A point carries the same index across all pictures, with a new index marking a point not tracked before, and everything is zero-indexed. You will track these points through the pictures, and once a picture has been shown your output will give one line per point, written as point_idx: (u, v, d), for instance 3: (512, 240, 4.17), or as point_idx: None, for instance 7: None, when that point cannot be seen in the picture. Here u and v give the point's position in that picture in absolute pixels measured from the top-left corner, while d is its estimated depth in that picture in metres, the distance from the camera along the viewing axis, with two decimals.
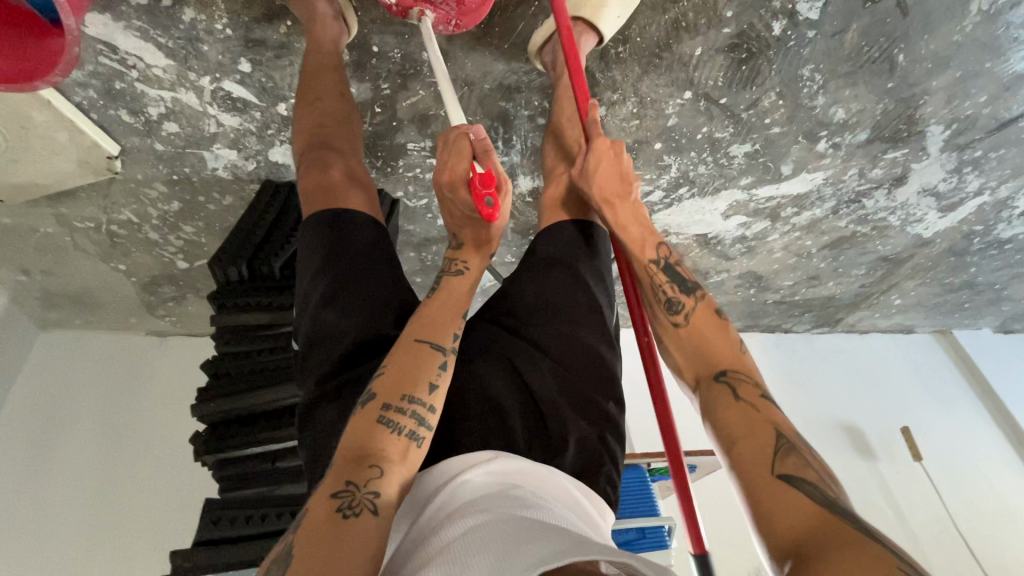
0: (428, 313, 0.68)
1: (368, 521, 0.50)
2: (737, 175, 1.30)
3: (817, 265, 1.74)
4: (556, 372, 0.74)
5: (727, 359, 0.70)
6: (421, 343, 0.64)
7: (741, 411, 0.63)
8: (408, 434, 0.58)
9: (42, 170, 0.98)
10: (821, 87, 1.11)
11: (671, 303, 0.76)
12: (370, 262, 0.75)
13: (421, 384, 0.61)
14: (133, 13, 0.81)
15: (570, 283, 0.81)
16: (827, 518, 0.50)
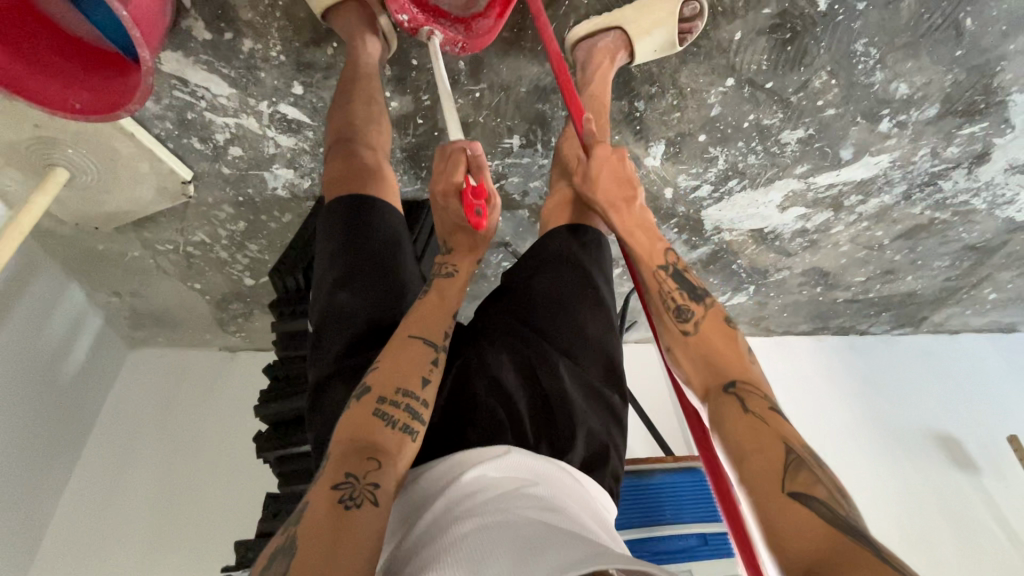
0: (421, 308, 0.68)
1: (369, 510, 0.51)
2: (792, 163, 1.24)
3: (891, 258, 1.61)
4: (570, 368, 0.73)
5: (727, 364, 0.65)
6: (412, 339, 0.65)
7: (744, 419, 0.59)
8: (401, 427, 0.59)
9: (129, 197, 1.09)
10: (878, 62, 1.04)
11: (681, 310, 0.70)
12: (388, 256, 0.77)
13: (411, 381, 0.61)
14: (201, 49, 0.90)
15: (580, 278, 0.79)
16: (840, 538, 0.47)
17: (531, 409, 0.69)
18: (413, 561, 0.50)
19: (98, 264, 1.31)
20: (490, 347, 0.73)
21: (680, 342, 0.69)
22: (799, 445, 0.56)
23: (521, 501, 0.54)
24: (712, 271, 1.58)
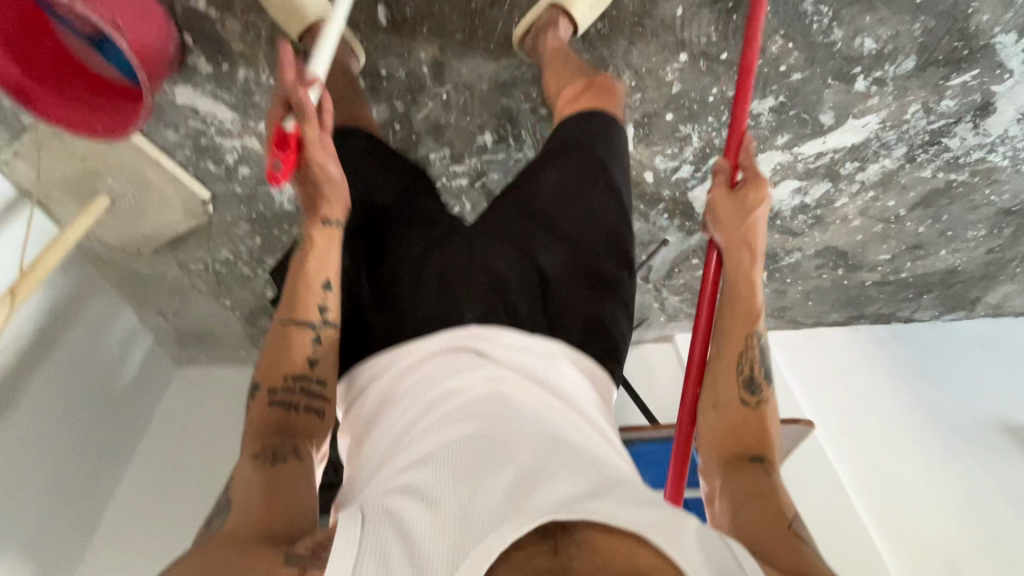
0: (294, 294, 0.79)
1: (292, 465, 0.71)
2: (771, 133, 1.23)
3: (914, 230, 1.52)
4: (561, 248, 0.88)
5: (757, 443, 0.84)
6: (288, 328, 0.78)
7: (761, 485, 0.78)
8: (298, 402, 0.75)
9: (161, 219, 1.27)
10: (833, 19, 1.05)
11: (752, 383, 0.88)
12: (381, 171, 0.94)
13: (295, 365, 0.77)
14: (205, 80, 1.06)
15: (587, 168, 0.93)
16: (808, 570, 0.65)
17: (527, 288, 0.83)
18: (420, 435, 0.64)
19: (145, 287, 1.50)
20: (493, 239, 0.86)
21: (727, 408, 0.87)
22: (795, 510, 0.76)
23: (524, 404, 0.67)
24: None
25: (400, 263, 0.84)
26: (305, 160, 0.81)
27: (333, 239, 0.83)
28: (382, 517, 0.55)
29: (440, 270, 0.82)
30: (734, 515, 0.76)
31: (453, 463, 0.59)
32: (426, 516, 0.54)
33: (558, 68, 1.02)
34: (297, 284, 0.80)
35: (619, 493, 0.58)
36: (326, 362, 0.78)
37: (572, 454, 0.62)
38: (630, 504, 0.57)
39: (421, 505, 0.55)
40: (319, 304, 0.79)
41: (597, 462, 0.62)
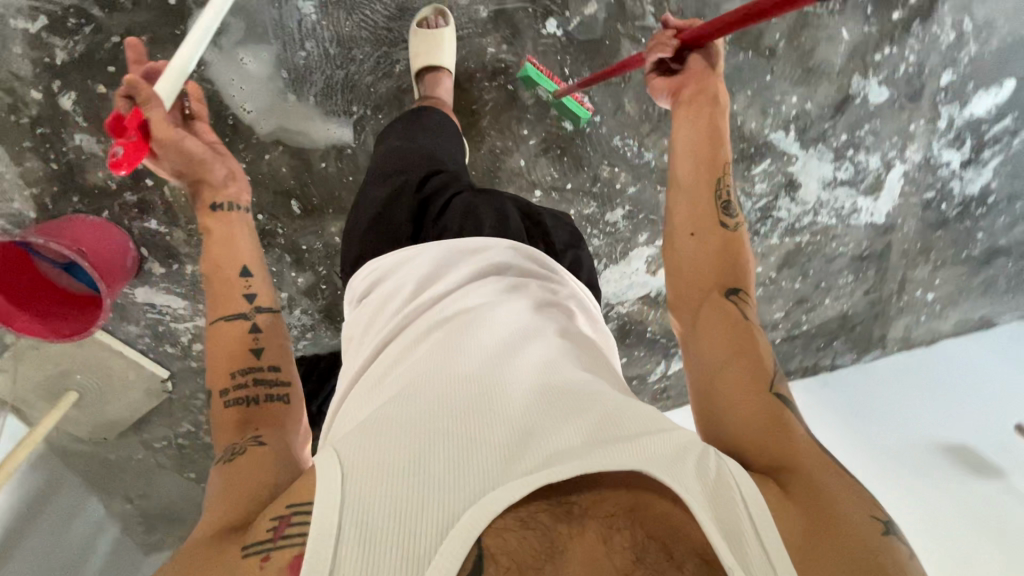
0: (221, 301, 0.86)
1: (259, 448, 0.70)
2: (632, 234, 1.50)
3: (792, 288, 1.72)
4: (555, 220, 1.01)
5: (734, 274, 0.84)
6: (224, 330, 0.83)
7: (731, 318, 0.79)
8: (254, 394, 0.78)
9: (126, 402, 1.43)
10: (640, 146, 1.38)
11: (726, 207, 0.89)
12: (429, 143, 1.06)
13: (244, 359, 0.81)
14: (160, 279, 1.31)
15: (545, 193, 1.09)
16: (813, 450, 0.67)
17: (527, 234, 0.96)
18: (414, 390, 0.65)
19: (113, 473, 1.59)
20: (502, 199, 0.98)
21: (711, 228, 0.87)
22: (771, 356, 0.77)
23: (526, 354, 0.72)
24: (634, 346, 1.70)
25: (437, 200, 0.96)
26: (154, 137, 0.87)
27: (250, 236, 0.96)
28: (379, 446, 0.57)
29: (466, 209, 0.93)
30: (718, 369, 0.75)
31: (457, 406, 0.62)
32: (427, 455, 0.56)
33: None
34: (230, 284, 0.88)
35: (632, 434, 0.61)
36: (270, 348, 0.84)
37: (582, 399, 0.65)
38: (645, 441, 0.59)
39: (421, 442, 0.57)
40: (247, 293, 0.88)
41: (609, 401, 0.66)
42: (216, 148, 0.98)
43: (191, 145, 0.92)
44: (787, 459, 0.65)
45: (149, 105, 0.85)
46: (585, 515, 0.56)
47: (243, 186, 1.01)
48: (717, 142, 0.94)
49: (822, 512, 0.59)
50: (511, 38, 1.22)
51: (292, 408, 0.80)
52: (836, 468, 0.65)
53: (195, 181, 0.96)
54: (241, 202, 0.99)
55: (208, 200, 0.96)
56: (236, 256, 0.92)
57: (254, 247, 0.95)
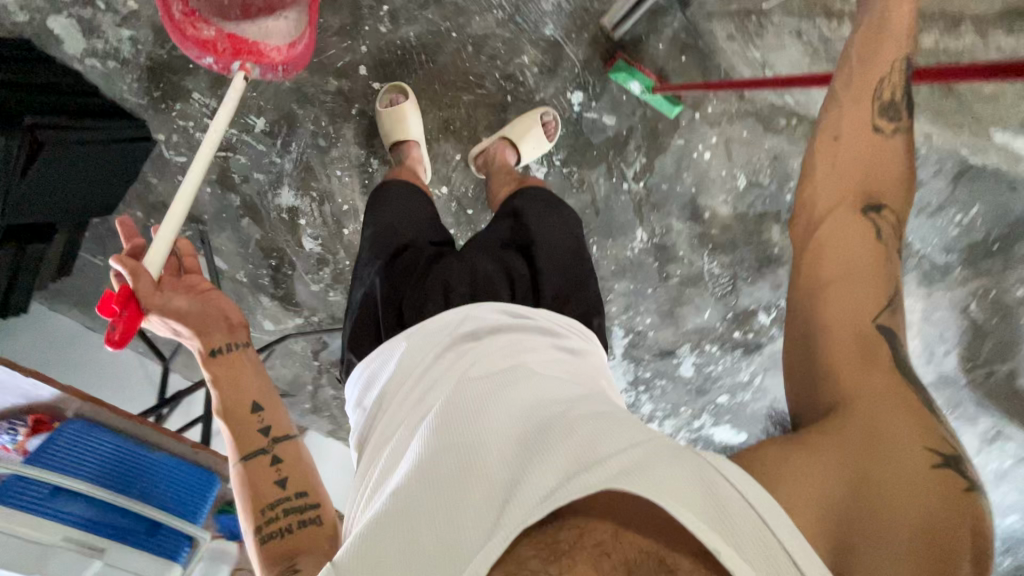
0: (234, 436, 0.88)
1: (308, 567, 0.75)
2: None
3: None
4: (543, 254, 0.93)
5: (880, 185, 0.67)
6: (250, 467, 0.86)
7: (862, 233, 0.64)
8: (292, 524, 0.82)
9: None
10: None
11: (887, 103, 0.70)
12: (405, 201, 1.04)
13: (268, 493, 0.84)
14: None
15: (544, 204, 1.01)
16: (898, 399, 0.57)
17: (511, 282, 0.89)
18: (399, 461, 0.68)
19: None
20: (486, 254, 0.91)
21: (858, 134, 0.69)
22: (891, 264, 0.64)
23: (512, 394, 0.68)
24: None
25: (404, 288, 0.90)
26: (145, 307, 0.84)
27: (263, 376, 0.94)
28: (386, 539, 0.59)
29: (443, 282, 0.87)
30: (821, 286, 0.63)
31: (447, 475, 0.62)
32: (428, 534, 0.58)
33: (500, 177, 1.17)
34: (242, 424, 0.88)
35: (608, 456, 0.57)
36: (292, 474, 0.87)
37: (558, 431, 0.62)
38: (624, 466, 0.56)
39: (409, 522, 0.60)
40: (261, 429, 0.89)
41: (597, 430, 0.61)
42: (205, 298, 0.94)
43: (181, 306, 0.89)
44: (860, 412, 0.56)
45: (137, 279, 0.83)
46: (580, 549, 0.56)
47: (244, 326, 0.97)
48: (903, 33, 0.71)
49: (869, 457, 0.54)
50: (545, 68, 1.19)
51: (325, 523, 0.84)
52: (913, 407, 0.57)
53: (191, 332, 0.91)
54: (241, 340, 0.95)
55: (205, 347, 0.91)
56: (249, 394, 0.91)
57: (262, 376, 0.94)
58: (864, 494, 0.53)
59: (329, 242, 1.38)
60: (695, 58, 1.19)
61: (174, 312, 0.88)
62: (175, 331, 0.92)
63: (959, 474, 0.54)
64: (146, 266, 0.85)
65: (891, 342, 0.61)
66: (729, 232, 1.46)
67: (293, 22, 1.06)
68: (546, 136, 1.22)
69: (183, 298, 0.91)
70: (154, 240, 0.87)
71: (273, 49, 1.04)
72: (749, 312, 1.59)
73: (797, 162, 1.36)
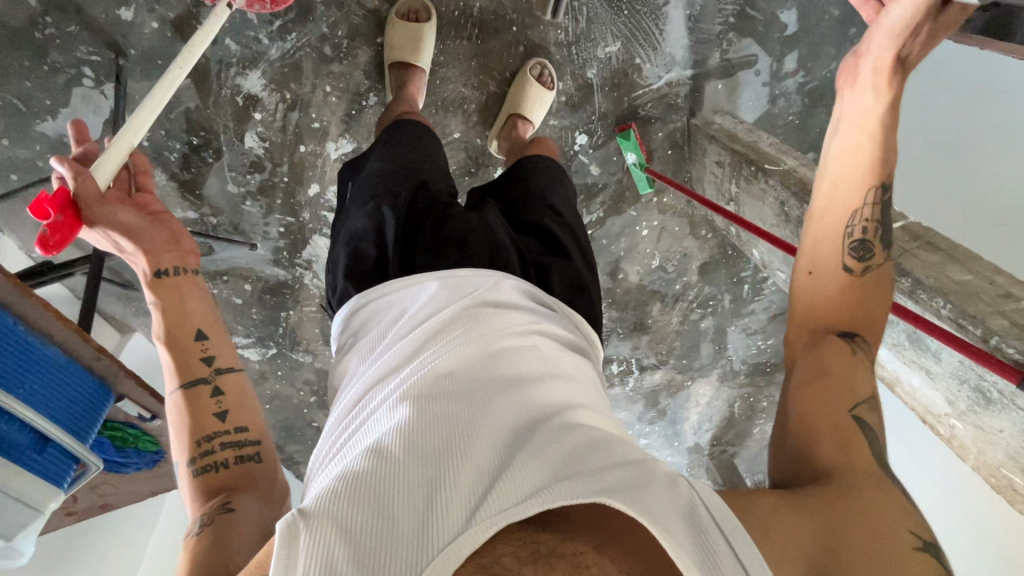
0: (169, 359, 0.73)
1: (220, 522, 0.61)
2: None
3: None
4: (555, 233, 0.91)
5: (847, 316, 0.69)
6: (184, 395, 0.71)
7: (835, 352, 0.66)
8: (231, 460, 0.69)
9: None
10: None
11: (865, 243, 0.71)
12: (418, 143, 0.95)
13: (206, 425, 0.70)
14: None
15: (555, 187, 1.00)
16: (875, 474, 0.56)
17: (522, 259, 0.85)
18: (375, 417, 0.60)
19: None
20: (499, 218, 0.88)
21: (832, 269, 0.71)
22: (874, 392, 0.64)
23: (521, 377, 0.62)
24: (260, 301, 1.44)
25: (422, 223, 0.83)
26: (85, 216, 0.69)
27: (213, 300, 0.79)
28: (344, 497, 0.48)
29: (460, 234, 0.81)
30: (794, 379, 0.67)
31: (429, 445, 0.53)
32: (393, 510, 0.47)
33: (521, 145, 1.15)
34: (180, 347, 0.73)
35: (609, 465, 0.51)
36: (235, 407, 0.72)
37: (558, 428, 0.56)
38: (626, 481, 0.50)
39: (382, 478, 0.50)
40: (203, 358, 0.73)
41: (593, 441, 0.55)
42: (160, 216, 0.78)
43: (125, 220, 0.73)
44: (840, 475, 0.56)
45: (82, 183, 0.68)
46: (559, 558, 0.47)
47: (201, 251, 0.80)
48: (876, 167, 0.71)
49: (838, 519, 0.51)
50: (571, 102, 1.26)
51: (266, 463, 0.71)
52: (886, 486, 0.55)
53: (139, 254, 0.75)
54: (193, 261, 0.78)
55: (150, 267, 0.75)
56: (197, 318, 0.76)
57: (213, 309, 0.78)
58: (827, 553, 0.49)
59: (275, 149, 1.20)
60: (677, 156, 1.36)
61: (117, 224, 0.72)
62: (116, 248, 0.75)
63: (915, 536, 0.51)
64: (94, 172, 0.70)
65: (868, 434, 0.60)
66: (628, 295, 1.66)
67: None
68: (545, 87, 1.17)
69: (133, 216, 0.74)
70: (108, 148, 0.72)
71: None
72: (609, 359, 1.76)
73: (694, 265, 1.65)
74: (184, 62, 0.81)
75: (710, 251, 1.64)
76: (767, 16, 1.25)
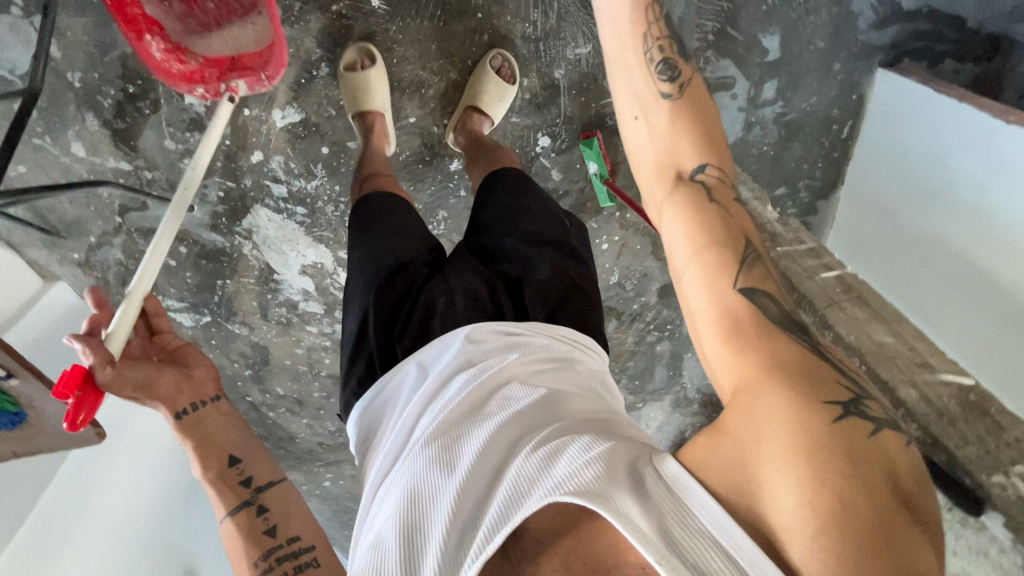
0: (212, 489, 0.80)
1: None
2: (342, 242, 1.39)
3: (312, 395, 1.64)
4: (531, 253, 0.87)
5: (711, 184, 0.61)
6: (233, 525, 0.77)
7: (719, 258, 0.56)
8: (294, 567, 0.74)
9: None
10: (442, 221, 1.31)
11: (676, 81, 0.64)
12: (394, 212, 0.93)
13: (261, 544, 0.76)
14: None
15: (524, 191, 0.94)
16: (791, 356, 0.52)
17: (497, 301, 0.84)
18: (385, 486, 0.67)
19: None
20: (458, 267, 0.87)
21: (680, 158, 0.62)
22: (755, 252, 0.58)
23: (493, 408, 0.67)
24: (195, 266, 1.37)
25: (394, 309, 0.84)
26: (103, 384, 0.77)
27: (232, 416, 0.86)
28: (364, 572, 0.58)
29: (428, 306, 0.82)
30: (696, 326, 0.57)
31: (427, 497, 0.60)
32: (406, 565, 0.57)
33: (479, 142, 1.12)
34: (216, 477, 0.80)
35: (566, 466, 0.56)
36: (282, 519, 0.78)
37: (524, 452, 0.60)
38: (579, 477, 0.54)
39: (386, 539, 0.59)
40: (241, 480, 0.80)
41: (550, 446, 0.59)
42: (183, 351, 0.88)
43: (142, 376, 0.81)
44: (752, 379, 0.51)
45: (96, 357, 0.77)
46: None
47: (214, 378, 0.88)
48: (644, 11, 0.66)
49: (770, 429, 0.49)
50: (535, 101, 1.21)
51: (325, 565, 0.75)
52: (794, 354, 0.53)
53: (161, 402, 0.82)
54: (211, 393, 0.86)
55: (169, 410, 0.82)
56: (224, 445, 0.83)
57: (241, 430, 0.86)
58: (795, 478, 0.47)
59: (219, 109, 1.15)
60: None
61: (134, 379, 0.80)
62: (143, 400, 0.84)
63: (863, 414, 0.49)
64: (106, 341, 0.80)
65: (761, 301, 0.55)
66: None
67: (257, 27, 1.01)
68: (506, 80, 1.14)
69: (145, 365, 0.83)
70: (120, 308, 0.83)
71: (250, 59, 1.03)
72: None
73: (654, 287, 1.60)
74: (190, 185, 0.93)
75: (672, 274, 1.59)
76: (749, 38, 1.18)
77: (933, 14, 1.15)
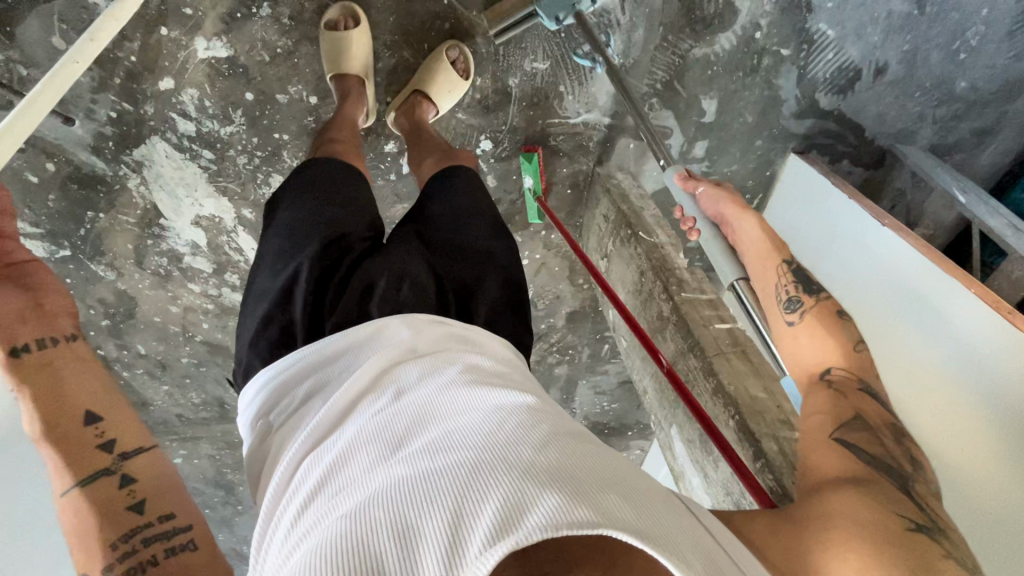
0: (53, 448, 0.55)
1: None
2: (249, 200, 1.27)
3: (179, 359, 1.47)
4: (485, 262, 0.81)
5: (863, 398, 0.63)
6: (77, 494, 0.53)
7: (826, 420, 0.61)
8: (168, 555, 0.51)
9: None
10: None
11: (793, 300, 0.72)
12: (338, 184, 0.83)
13: (119, 522, 0.52)
14: None
15: (471, 193, 0.90)
16: (860, 477, 0.55)
17: (440, 292, 0.75)
18: (337, 473, 0.50)
19: None
20: (402, 246, 0.78)
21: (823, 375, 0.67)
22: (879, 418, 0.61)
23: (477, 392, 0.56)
24: (62, 189, 1.17)
25: (322, 282, 0.72)
26: None
27: (91, 366, 0.61)
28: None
29: (365, 282, 0.71)
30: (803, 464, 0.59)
31: (431, 470, 0.46)
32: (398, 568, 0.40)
33: (424, 135, 1.10)
34: (63, 430, 0.55)
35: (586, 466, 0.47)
36: (155, 495, 0.55)
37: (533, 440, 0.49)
38: (611, 499, 0.44)
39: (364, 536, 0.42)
40: (99, 443, 0.56)
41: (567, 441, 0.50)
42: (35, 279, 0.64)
43: None
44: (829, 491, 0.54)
45: None
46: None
47: (70, 313, 0.64)
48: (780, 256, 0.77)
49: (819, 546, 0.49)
50: (485, 102, 1.19)
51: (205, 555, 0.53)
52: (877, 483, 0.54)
53: None
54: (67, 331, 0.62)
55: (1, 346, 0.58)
56: (79, 397, 0.58)
57: (105, 376, 0.61)
58: None
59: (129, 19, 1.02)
60: (574, 197, 1.35)
61: None
62: None
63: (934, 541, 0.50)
64: None
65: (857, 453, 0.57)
66: None
67: None
68: (459, 73, 1.11)
69: None
70: None
71: None
72: None
73: (564, 311, 1.63)
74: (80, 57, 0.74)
75: (582, 302, 1.62)
76: (690, 96, 1.25)
77: (842, 117, 1.28)
